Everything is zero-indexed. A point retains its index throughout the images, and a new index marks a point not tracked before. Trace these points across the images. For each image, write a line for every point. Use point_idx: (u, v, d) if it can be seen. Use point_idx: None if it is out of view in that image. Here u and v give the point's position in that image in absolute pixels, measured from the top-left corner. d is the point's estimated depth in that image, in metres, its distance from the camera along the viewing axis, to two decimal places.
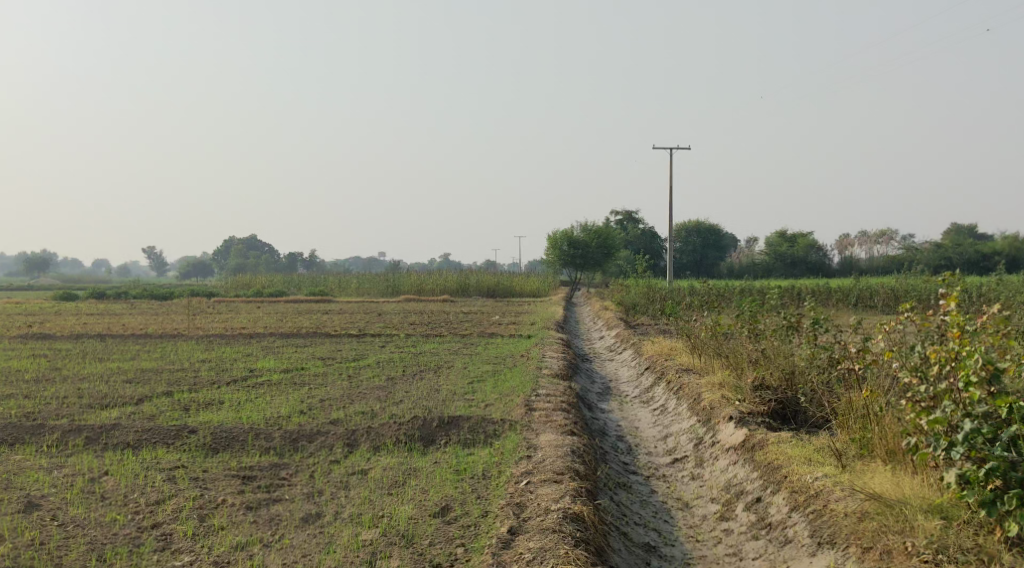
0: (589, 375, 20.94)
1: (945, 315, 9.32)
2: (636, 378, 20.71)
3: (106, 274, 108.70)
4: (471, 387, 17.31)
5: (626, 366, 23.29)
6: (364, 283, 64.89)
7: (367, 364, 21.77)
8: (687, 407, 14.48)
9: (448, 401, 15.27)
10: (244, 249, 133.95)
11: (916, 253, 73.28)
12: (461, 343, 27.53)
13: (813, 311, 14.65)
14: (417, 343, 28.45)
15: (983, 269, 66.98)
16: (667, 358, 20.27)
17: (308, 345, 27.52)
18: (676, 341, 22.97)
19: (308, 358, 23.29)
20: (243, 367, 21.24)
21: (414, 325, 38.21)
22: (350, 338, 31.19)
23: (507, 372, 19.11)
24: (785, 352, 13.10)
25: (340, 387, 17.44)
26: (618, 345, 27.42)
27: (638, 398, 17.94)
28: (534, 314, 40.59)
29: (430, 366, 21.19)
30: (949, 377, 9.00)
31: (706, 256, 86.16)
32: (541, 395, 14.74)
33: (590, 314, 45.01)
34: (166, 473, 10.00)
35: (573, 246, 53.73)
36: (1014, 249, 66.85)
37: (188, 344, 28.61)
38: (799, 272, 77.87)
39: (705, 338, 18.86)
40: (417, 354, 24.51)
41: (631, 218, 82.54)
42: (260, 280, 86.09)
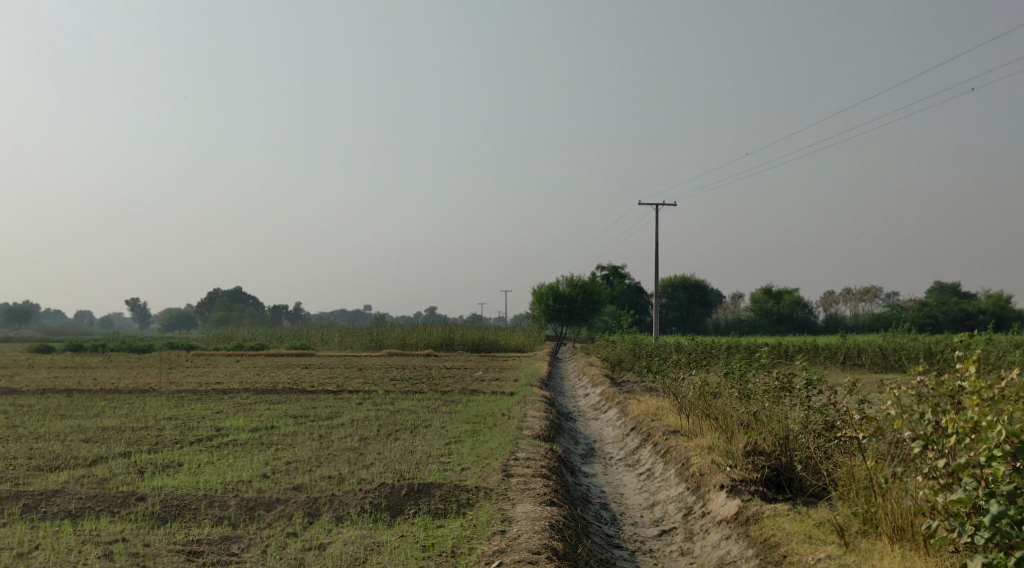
0: (572, 435, 20.05)
1: (962, 381, 8.59)
2: (621, 439, 19.91)
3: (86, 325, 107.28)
4: (448, 449, 16.46)
5: (611, 425, 22.49)
6: (346, 336, 63.89)
7: (342, 422, 20.88)
8: (675, 472, 13.66)
9: (422, 464, 14.42)
10: (227, 301, 132.70)
11: (901, 310, 72.98)
12: (442, 400, 26.66)
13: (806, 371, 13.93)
14: (396, 400, 27.55)
15: (968, 328, 66.65)
16: (654, 419, 19.43)
17: (282, 402, 26.58)
18: (663, 400, 22.14)
19: (281, 416, 22.38)
20: (211, 425, 20.31)
21: (395, 380, 37.25)
22: (326, 394, 30.24)
23: (486, 432, 18.29)
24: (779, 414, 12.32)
25: (310, 448, 16.56)
26: (602, 404, 26.62)
27: (624, 461, 17.12)
28: (518, 370, 39.76)
29: (407, 425, 20.32)
30: (970, 451, 8.29)
31: (693, 311, 85.61)
32: (520, 459, 13.89)
33: (576, 370, 44.22)
34: (101, 550, 9.11)
35: (558, 301, 53.02)
36: (999, 308, 66.60)
37: (158, 400, 27.61)
38: (785, 329, 77.45)
39: (693, 398, 18.08)
40: (395, 412, 23.61)
41: (618, 273, 82.05)
42: (241, 333, 84.90)
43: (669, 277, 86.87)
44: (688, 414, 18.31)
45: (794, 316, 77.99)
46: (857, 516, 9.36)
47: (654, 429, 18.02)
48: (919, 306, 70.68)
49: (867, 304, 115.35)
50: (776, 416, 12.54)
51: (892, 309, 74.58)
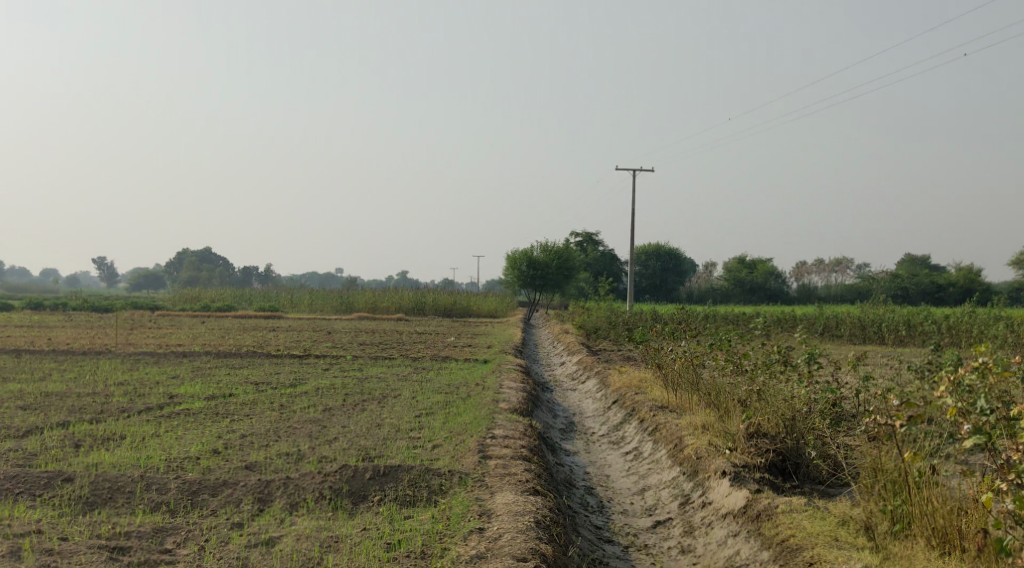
0: (550, 408, 18.81)
1: None
2: (601, 412, 18.80)
3: (49, 284, 104.76)
4: (418, 422, 15.21)
5: (590, 397, 21.37)
6: (316, 299, 62.31)
7: (305, 391, 19.54)
8: (665, 453, 12.57)
9: (389, 441, 13.16)
10: (196, 261, 130.24)
11: (874, 281, 72.48)
12: (412, 368, 25.37)
13: (807, 345, 12.86)
14: (363, 367, 26.22)
15: (939, 301, 66.26)
16: (637, 392, 18.24)
17: (243, 367, 25.18)
18: (644, 372, 20.99)
19: (241, 383, 20.99)
20: (164, 392, 18.91)
21: (364, 345, 35.88)
22: (292, 359, 28.85)
23: (460, 404, 17.10)
24: (784, 393, 11.22)
25: (269, 419, 15.25)
26: (579, 373, 25.52)
27: (606, 438, 16.00)
28: (491, 336, 38.55)
29: (375, 394, 19.03)
30: None
31: (666, 280, 84.75)
32: (497, 437, 12.64)
33: (550, 336, 43.12)
34: (10, 548, 7.87)
35: (532, 266, 51.70)
36: (969, 281, 66.22)
37: (112, 363, 26.11)
38: (757, 298, 76.86)
39: (680, 371, 16.96)
40: (361, 380, 22.30)
41: (592, 240, 80.83)
42: (208, 294, 82.99)
43: (644, 244, 85.84)
44: (677, 389, 17.13)
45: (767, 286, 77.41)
46: (886, 514, 8.50)
47: (639, 402, 16.85)
48: (890, 278, 70.22)
49: (836, 274, 115.00)
50: (780, 393, 11.45)
51: (864, 280, 74.11)
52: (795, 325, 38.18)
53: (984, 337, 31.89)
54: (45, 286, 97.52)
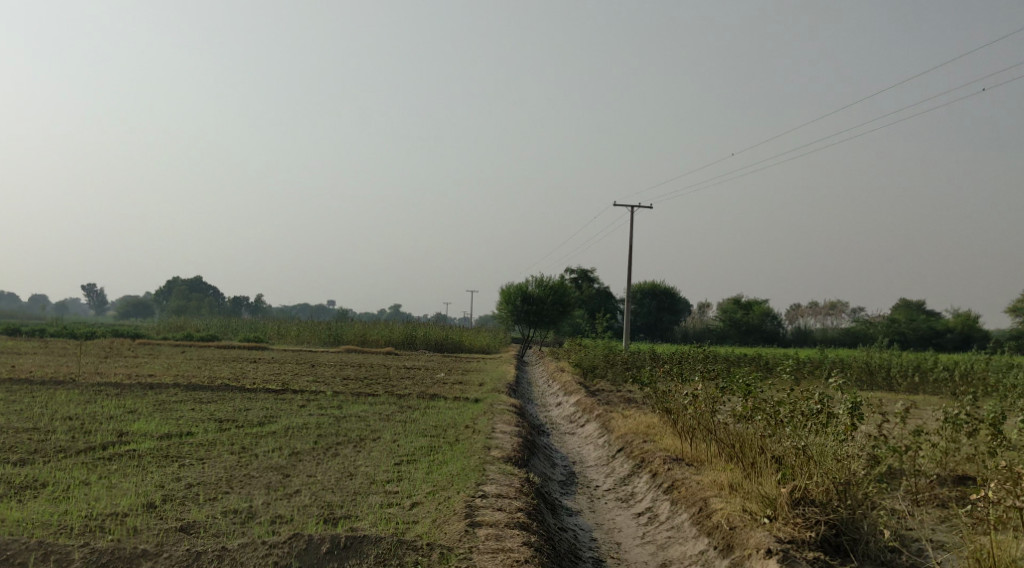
0: (548, 456, 16.81)
1: None
2: (604, 461, 16.82)
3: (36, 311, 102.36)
4: (397, 472, 13.20)
5: (589, 443, 19.39)
6: (303, 330, 60.13)
7: (275, 431, 17.49)
8: (689, 519, 10.62)
9: (360, 497, 11.16)
10: (185, 289, 127.97)
11: (871, 325, 70.68)
12: (397, 406, 23.30)
13: (852, 397, 11.13)
14: (343, 404, 24.14)
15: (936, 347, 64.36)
16: (645, 441, 16.20)
17: (213, 402, 23.09)
18: (651, 416, 19.01)
19: (205, 420, 18.94)
20: (114, 429, 16.85)
21: (348, 380, 33.77)
22: (268, 394, 26.76)
23: (446, 450, 15.11)
24: (836, 452, 9.48)
25: (224, 465, 13.20)
26: (577, 416, 23.54)
27: (612, 492, 14.05)
28: (483, 373, 36.53)
29: (353, 437, 17.00)
30: None
31: (661, 319, 82.80)
32: (490, 497, 10.67)
33: (545, 374, 41.13)
34: None
35: (526, 301, 49.75)
36: (967, 327, 64.43)
37: (71, 394, 23.98)
38: (753, 340, 74.94)
39: (697, 418, 15.08)
40: (339, 419, 20.24)
41: (587, 277, 78.93)
42: (194, 324, 80.72)
43: (639, 282, 83.94)
44: (695, 438, 15.17)
45: (763, 327, 75.57)
46: None
47: (650, 452, 14.84)
48: (887, 322, 68.44)
49: (833, 317, 113.18)
50: (827, 449, 9.69)
51: (861, 324, 72.25)
52: (799, 368, 36.28)
53: (1001, 385, 29.99)
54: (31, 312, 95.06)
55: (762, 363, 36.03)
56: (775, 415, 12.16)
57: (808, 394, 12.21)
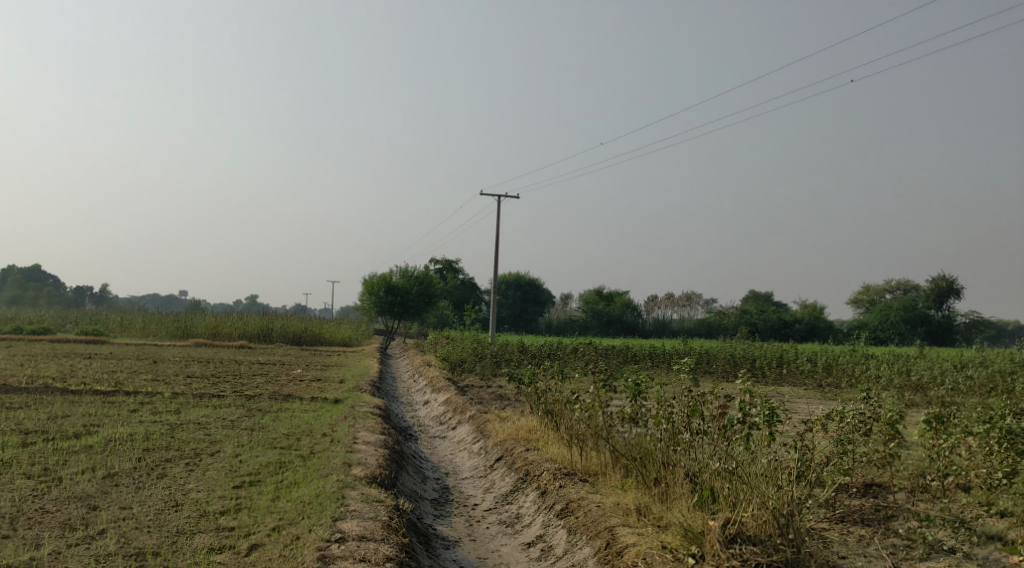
0: (416, 468, 14.83)
1: None
2: (480, 472, 14.96)
3: None
4: (236, 499, 10.89)
5: (461, 450, 17.48)
6: (150, 322, 55.84)
7: (93, 444, 14.81)
8: (593, 557, 9.09)
9: (183, 538, 8.89)
10: (22, 279, 119.04)
11: (726, 317, 71.42)
12: (244, 410, 20.71)
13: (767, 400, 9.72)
14: (182, 408, 21.36)
15: (785, 337, 65.42)
16: (528, 449, 14.32)
17: (28, 408, 19.96)
18: (530, 419, 17.27)
19: (9, 433, 16.00)
20: None
21: (192, 378, 30.74)
22: (98, 396, 23.65)
23: (299, 468, 12.88)
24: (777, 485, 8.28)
25: (14, 496, 10.63)
26: (445, 418, 21.57)
27: (492, 511, 12.25)
28: (343, 368, 34.12)
29: (189, 451, 14.52)
30: None
31: (525, 310, 81.62)
32: (351, 542, 8.71)
33: (409, 369, 39.02)
34: None
35: (389, 292, 47.39)
36: (813, 319, 65.75)
37: None
38: (613, 331, 74.74)
39: (584, 422, 13.49)
40: (176, 427, 17.62)
41: (451, 267, 76.90)
42: (28, 316, 74.39)
43: (503, 273, 82.54)
44: (586, 447, 13.45)
45: (624, 318, 75.42)
46: None
47: (535, 463, 13.00)
48: (742, 313, 69.24)
49: (690, 309, 114.82)
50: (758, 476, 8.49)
51: (718, 314, 72.93)
52: (666, 359, 35.32)
53: (867, 376, 29.68)
54: None
55: (630, 356, 34.94)
56: (680, 420, 10.55)
57: (711, 395, 10.71)
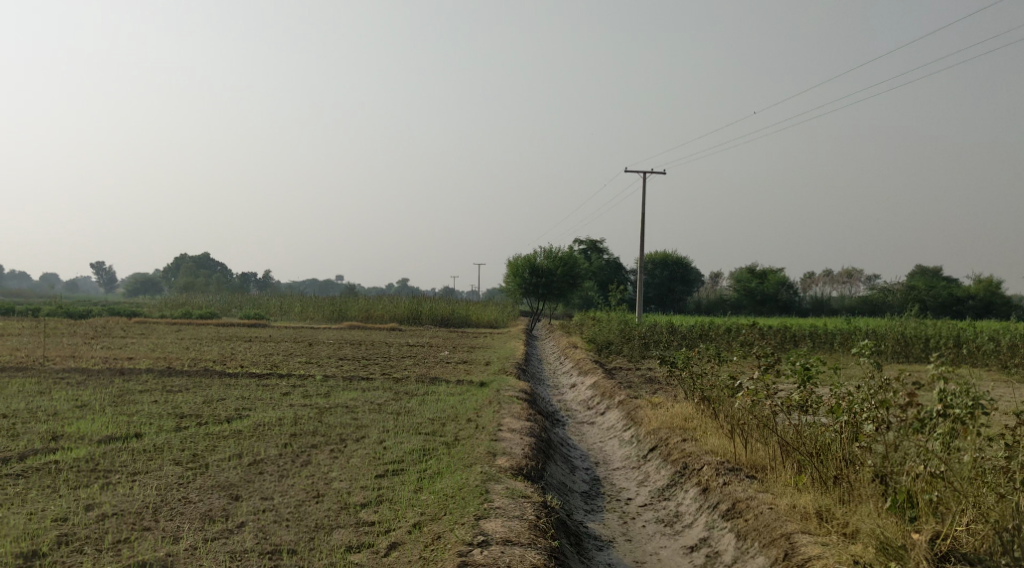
0: (565, 457, 14.17)
1: None
2: (632, 462, 14.17)
3: (42, 293, 100.22)
4: (377, 490, 10.43)
5: (612, 437, 16.65)
6: (307, 306, 57.42)
7: (242, 429, 14.74)
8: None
9: (320, 535, 8.49)
10: (192, 266, 125.47)
11: (889, 293, 67.46)
12: (391, 394, 20.48)
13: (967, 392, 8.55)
14: (332, 391, 21.37)
15: (956, 314, 61.13)
16: (685, 440, 13.36)
17: (185, 392, 20.36)
18: (685, 406, 16.27)
19: (163, 416, 16.20)
20: (46, 432, 14.13)
21: (343, 361, 31.08)
22: (252, 379, 24.04)
23: (442, 457, 12.34)
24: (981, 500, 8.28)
25: (159, 485, 10.53)
26: (593, 403, 20.74)
27: (647, 506, 11.53)
28: (490, 350, 33.81)
29: (334, 437, 14.23)
30: None
31: (674, 289, 79.71)
32: (494, 547, 8.16)
33: (556, 351, 38.37)
34: None
35: (535, 274, 46.92)
36: (989, 294, 60.97)
37: (30, 384, 21.31)
38: (767, 310, 72.05)
39: (745, 413, 12.63)
40: (323, 411, 17.49)
41: (596, 248, 75.84)
42: (195, 301, 77.95)
43: (651, 253, 80.86)
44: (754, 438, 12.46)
45: (778, 297, 72.52)
46: None
47: (695, 457, 12.07)
48: (906, 290, 65.33)
49: (850, 285, 109.59)
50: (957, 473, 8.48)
51: (880, 292, 69.12)
52: (827, 340, 33.32)
53: None
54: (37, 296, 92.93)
55: (786, 338, 33.16)
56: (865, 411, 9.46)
57: (896, 382, 9.49)
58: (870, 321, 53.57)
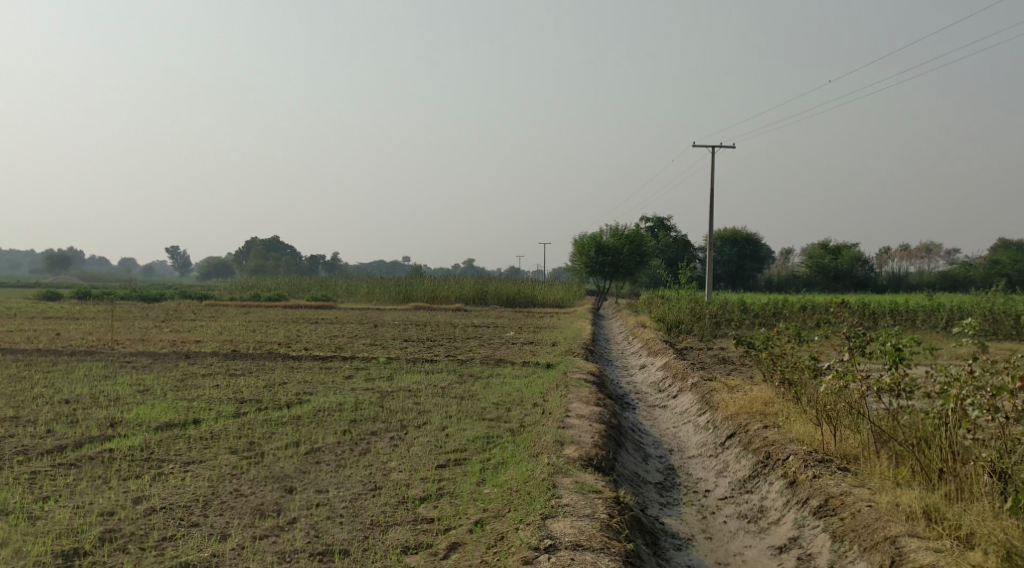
0: (638, 444, 13.52)
1: None
2: (709, 449, 13.44)
3: (119, 278, 102.39)
4: (437, 482, 9.83)
5: (685, 422, 15.86)
6: (374, 287, 57.34)
7: (301, 415, 14.26)
8: None
9: (374, 534, 7.92)
10: (263, 249, 127.12)
11: (971, 268, 64.81)
12: (455, 377, 19.93)
13: None
14: (396, 374, 20.88)
15: None
16: (767, 429, 12.55)
17: (248, 376, 20.02)
18: (765, 390, 15.39)
19: (224, 401, 15.82)
20: (104, 418, 13.80)
21: (408, 343, 30.73)
22: (316, 362, 23.69)
23: (506, 446, 11.68)
24: None
25: (212, 476, 10.05)
26: (664, 385, 19.88)
27: (730, 498, 10.90)
28: (556, 331, 33.09)
29: (395, 423, 13.67)
30: None
31: (743, 266, 77.95)
32: (563, 553, 7.52)
33: (624, 331, 37.43)
34: None
35: (601, 252, 46.02)
36: None
37: (96, 368, 21.19)
38: (842, 287, 69.97)
39: (833, 399, 11.85)
40: (385, 396, 16.98)
41: (663, 225, 74.34)
42: (265, 284, 78.62)
43: (720, 229, 79.12)
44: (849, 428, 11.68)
45: (853, 273, 70.32)
46: None
47: (779, 446, 11.30)
48: (989, 264, 62.74)
49: (929, 260, 106.01)
50: None
51: (961, 266, 66.56)
52: (908, 318, 31.88)
53: None
54: (114, 282, 94.86)
55: (865, 316, 31.83)
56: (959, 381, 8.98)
57: (1004, 371, 8.94)
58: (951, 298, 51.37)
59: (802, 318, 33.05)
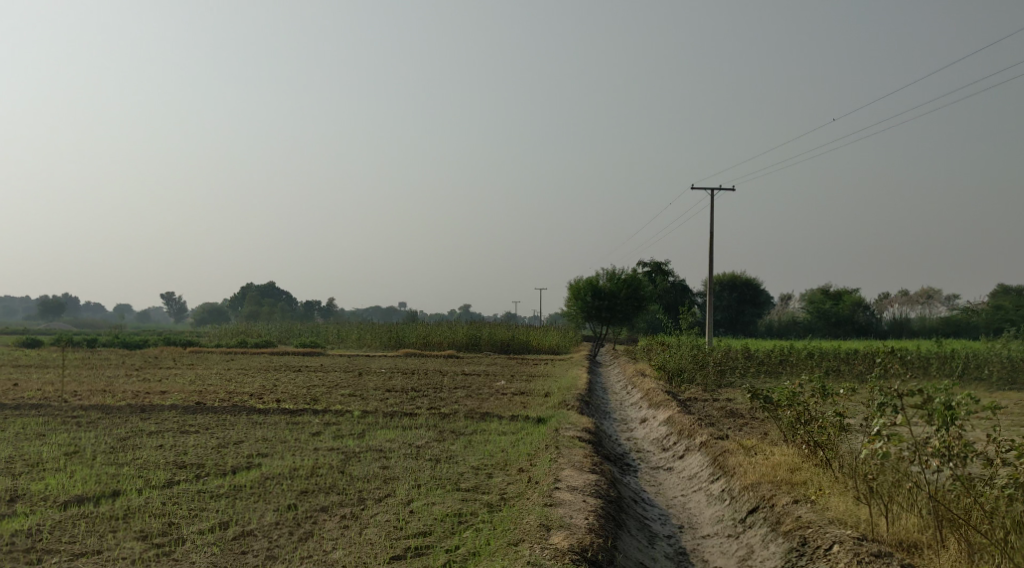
0: (642, 521, 11.40)
1: None
2: (726, 527, 11.32)
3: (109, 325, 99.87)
4: None
5: (695, 489, 13.71)
6: (364, 333, 55.06)
7: (244, 485, 12.03)
8: None
9: None
10: (258, 295, 124.76)
11: (974, 313, 62.83)
12: (434, 434, 17.72)
13: None
14: (368, 430, 18.62)
15: None
16: (798, 504, 10.47)
17: (202, 434, 17.75)
18: (789, 453, 13.29)
19: (159, 465, 13.56)
20: (7, 490, 11.57)
21: (390, 393, 28.45)
22: (285, 417, 21.38)
23: (480, 528, 9.52)
24: None
25: None
26: (668, 443, 17.68)
27: None
28: (550, 379, 30.90)
29: (353, 495, 11.47)
30: None
31: (743, 312, 75.86)
32: None
33: (622, 379, 35.23)
34: None
35: (597, 297, 43.99)
36: None
37: (34, 425, 18.87)
38: (843, 333, 67.95)
39: (878, 477, 9.84)
40: (350, 458, 14.74)
41: (661, 270, 72.37)
42: (253, 330, 76.19)
43: (719, 274, 77.07)
44: (902, 505, 9.64)
45: (854, 318, 68.32)
46: None
47: (816, 533, 9.25)
48: (992, 309, 60.72)
49: (930, 306, 104.17)
50: None
51: (964, 311, 64.60)
52: (920, 367, 29.82)
53: None
54: (103, 329, 92.42)
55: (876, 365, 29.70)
56: None
57: None
58: (958, 343, 49.20)
59: (810, 366, 30.97)
